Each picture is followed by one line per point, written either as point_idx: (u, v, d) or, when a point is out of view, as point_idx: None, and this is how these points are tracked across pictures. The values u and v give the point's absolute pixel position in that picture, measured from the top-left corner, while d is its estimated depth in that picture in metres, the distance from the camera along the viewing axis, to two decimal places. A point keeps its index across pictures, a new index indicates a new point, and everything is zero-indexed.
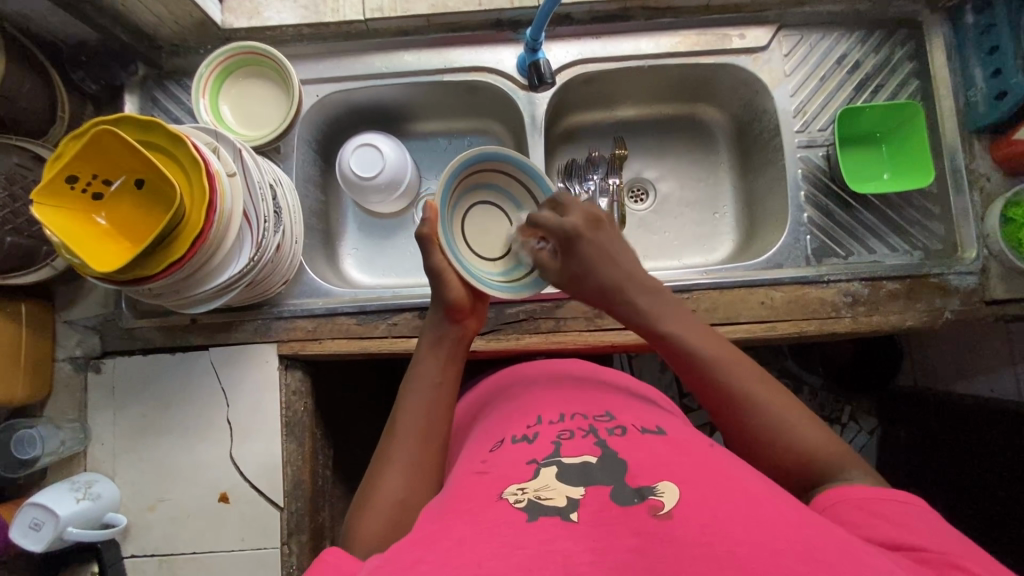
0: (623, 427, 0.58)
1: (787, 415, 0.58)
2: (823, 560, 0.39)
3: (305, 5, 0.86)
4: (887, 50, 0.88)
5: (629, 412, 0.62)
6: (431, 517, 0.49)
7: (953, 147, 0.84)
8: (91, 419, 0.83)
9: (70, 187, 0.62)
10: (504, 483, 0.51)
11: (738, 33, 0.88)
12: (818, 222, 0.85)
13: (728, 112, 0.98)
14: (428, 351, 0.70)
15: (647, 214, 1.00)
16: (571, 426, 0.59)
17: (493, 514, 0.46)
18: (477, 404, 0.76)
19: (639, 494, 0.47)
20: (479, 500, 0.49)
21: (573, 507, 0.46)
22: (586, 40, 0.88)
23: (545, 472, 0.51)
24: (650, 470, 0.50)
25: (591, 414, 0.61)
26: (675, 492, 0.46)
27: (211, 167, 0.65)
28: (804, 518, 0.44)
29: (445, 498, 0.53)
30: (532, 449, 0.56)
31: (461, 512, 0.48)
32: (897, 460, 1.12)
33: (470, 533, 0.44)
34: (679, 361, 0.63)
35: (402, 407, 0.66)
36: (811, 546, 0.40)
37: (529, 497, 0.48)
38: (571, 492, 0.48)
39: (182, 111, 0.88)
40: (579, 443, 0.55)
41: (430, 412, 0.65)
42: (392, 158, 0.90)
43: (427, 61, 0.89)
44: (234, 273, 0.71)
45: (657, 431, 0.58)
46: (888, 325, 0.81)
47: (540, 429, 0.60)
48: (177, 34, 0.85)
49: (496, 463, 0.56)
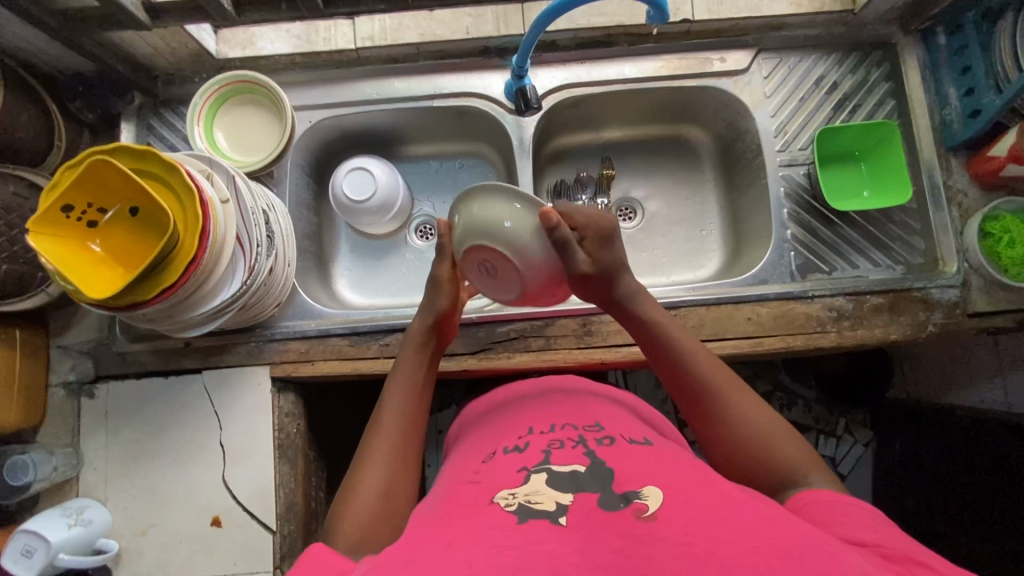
0: (611, 437, 0.59)
1: (745, 409, 0.61)
2: (797, 556, 0.40)
3: (297, 35, 0.89)
4: (863, 71, 0.90)
5: (619, 423, 0.63)
6: (421, 523, 0.50)
7: (930, 164, 0.87)
8: (84, 444, 0.83)
9: (65, 216, 0.64)
10: (494, 489, 0.52)
11: (719, 56, 0.90)
12: (801, 238, 0.87)
13: (712, 132, 1.00)
14: (416, 347, 0.71)
15: (636, 232, 1.02)
16: (562, 436, 0.60)
17: (483, 517, 0.47)
18: (472, 416, 0.76)
19: (624, 498, 0.48)
20: (468, 506, 0.50)
21: (561, 512, 0.47)
22: (571, 65, 0.91)
23: (535, 477, 0.52)
24: (636, 477, 0.51)
25: (581, 425, 0.62)
26: (659, 495, 0.47)
27: (205, 194, 0.67)
28: (782, 519, 0.45)
29: (436, 504, 0.53)
30: (523, 456, 0.57)
31: (451, 516, 0.49)
32: (892, 473, 1.13)
33: (460, 536, 0.45)
34: (650, 348, 0.68)
35: (386, 400, 0.66)
36: (789, 543, 0.41)
37: (518, 502, 0.49)
38: (560, 497, 0.49)
39: (178, 138, 0.90)
40: (569, 452, 0.56)
41: (415, 408, 0.66)
42: (383, 180, 0.92)
43: (417, 87, 0.91)
44: (226, 298, 0.72)
45: (644, 442, 0.59)
46: (874, 339, 0.82)
47: (531, 439, 0.60)
48: (173, 63, 0.88)
49: (487, 471, 0.57)
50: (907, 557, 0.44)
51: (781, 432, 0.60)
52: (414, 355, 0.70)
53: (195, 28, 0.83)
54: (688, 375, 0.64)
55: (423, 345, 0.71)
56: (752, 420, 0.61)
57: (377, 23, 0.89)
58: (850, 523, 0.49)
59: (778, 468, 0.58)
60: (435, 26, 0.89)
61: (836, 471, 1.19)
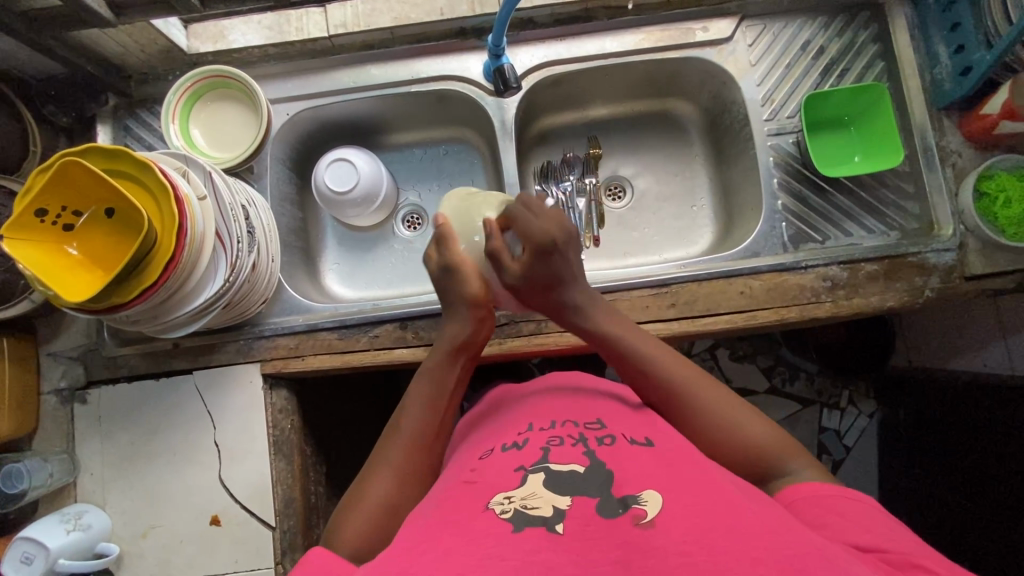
0: (613, 436, 0.58)
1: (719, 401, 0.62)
2: (797, 567, 0.39)
3: (268, 26, 0.87)
4: (851, 33, 0.88)
5: (620, 420, 0.62)
6: (417, 529, 0.50)
7: (923, 126, 0.84)
8: (79, 449, 0.83)
9: (40, 220, 0.63)
10: (491, 492, 0.52)
11: (701, 26, 0.88)
12: (792, 208, 0.86)
13: (699, 105, 0.98)
14: (445, 354, 0.69)
15: (625, 211, 1.00)
16: (561, 433, 0.59)
17: (476, 524, 0.47)
18: (477, 413, 0.75)
19: (624, 504, 0.47)
20: (465, 511, 0.49)
21: (558, 517, 0.46)
22: (551, 43, 0.89)
23: (532, 479, 0.52)
24: (636, 479, 0.50)
25: (582, 422, 0.61)
26: (659, 501, 0.47)
27: (180, 190, 0.66)
28: (785, 526, 0.44)
29: (431, 508, 0.53)
30: (520, 456, 0.56)
31: (445, 523, 0.48)
32: (898, 441, 1.11)
33: (456, 546, 0.44)
34: (608, 353, 0.67)
35: (407, 405, 0.66)
36: (789, 553, 0.40)
37: (515, 507, 0.48)
38: (557, 502, 0.48)
39: (154, 137, 0.88)
40: (569, 450, 0.55)
41: (434, 422, 0.65)
42: (366, 171, 0.91)
43: (394, 73, 0.89)
44: (210, 295, 0.71)
45: (646, 443, 0.57)
46: (870, 307, 0.80)
47: (530, 436, 0.60)
48: (145, 61, 0.86)
49: (484, 471, 0.56)
50: (907, 561, 0.44)
51: (763, 422, 0.60)
52: (444, 360, 0.68)
53: (163, 23, 0.81)
54: (648, 371, 0.64)
55: (453, 351, 0.68)
56: (731, 416, 0.61)
57: (350, 9, 0.86)
58: (849, 525, 0.48)
59: (771, 460, 0.58)
60: (409, 9, 0.86)
61: (842, 444, 1.18)
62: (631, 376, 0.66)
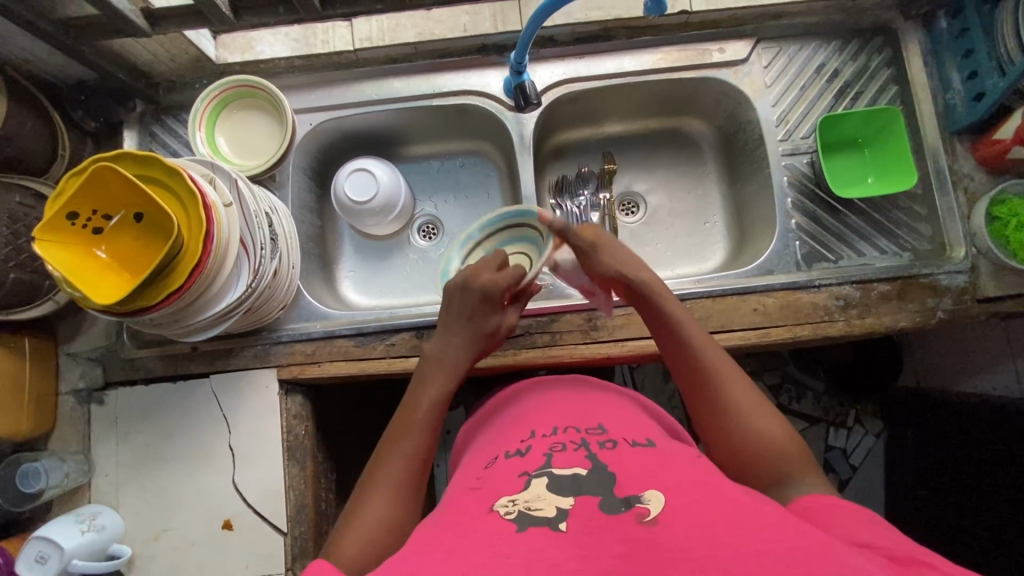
0: (614, 440, 0.59)
1: (744, 398, 0.63)
2: (802, 559, 0.40)
3: (296, 38, 0.89)
4: (864, 57, 0.90)
5: (622, 425, 0.63)
6: (427, 531, 0.50)
7: (935, 150, 0.86)
8: (94, 451, 0.83)
9: (70, 223, 0.64)
10: (495, 497, 0.52)
11: (718, 47, 0.90)
12: (806, 228, 0.87)
13: (714, 123, 1.00)
14: (439, 377, 0.69)
15: (638, 227, 1.02)
16: (564, 439, 0.60)
17: (483, 527, 0.47)
18: (476, 422, 0.76)
19: (626, 502, 0.48)
20: (470, 513, 0.50)
21: (562, 517, 0.47)
22: (570, 60, 0.91)
23: (536, 483, 0.52)
24: (638, 479, 0.51)
25: (584, 427, 0.62)
26: (661, 499, 0.47)
27: (208, 197, 0.67)
28: (787, 523, 0.45)
29: (437, 514, 0.53)
30: (524, 461, 0.57)
31: (453, 525, 0.49)
32: (904, 462, 1.12)
33: (460, 547, 0.45)
34: (657, 321, 0.69)
35: (399, 423, 0.66)
36: (792, 547, 0.41)
37: (518, 508, 0.49)
38: (560, 502, 0.49)
39: (180, 144, 0.90)
40: (571, 455, 0.56)
41: (424, 438, 0.66)
42: (386, 182, 0.92)
43: (416, 86, 0.91)
44: (233, 299, 0.72)
45: (646, 443, 0.59)
46: (882, 327, 0.81)
47: (533, 442, 0.60)
48: (174, 69, 0.88)
49: (490, 477, 0.57)
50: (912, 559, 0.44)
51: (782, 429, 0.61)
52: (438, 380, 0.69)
53: (195, 34, 0.84)
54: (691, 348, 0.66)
55: (451, 372, 0.70)
56: (754, 415, 0.61)
57: (375, 24, 0.89)
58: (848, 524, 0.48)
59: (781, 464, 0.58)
60: (432, 25, 0.89)
61: (848, 462, 1.18)
62: (675, 348, 0.67)
